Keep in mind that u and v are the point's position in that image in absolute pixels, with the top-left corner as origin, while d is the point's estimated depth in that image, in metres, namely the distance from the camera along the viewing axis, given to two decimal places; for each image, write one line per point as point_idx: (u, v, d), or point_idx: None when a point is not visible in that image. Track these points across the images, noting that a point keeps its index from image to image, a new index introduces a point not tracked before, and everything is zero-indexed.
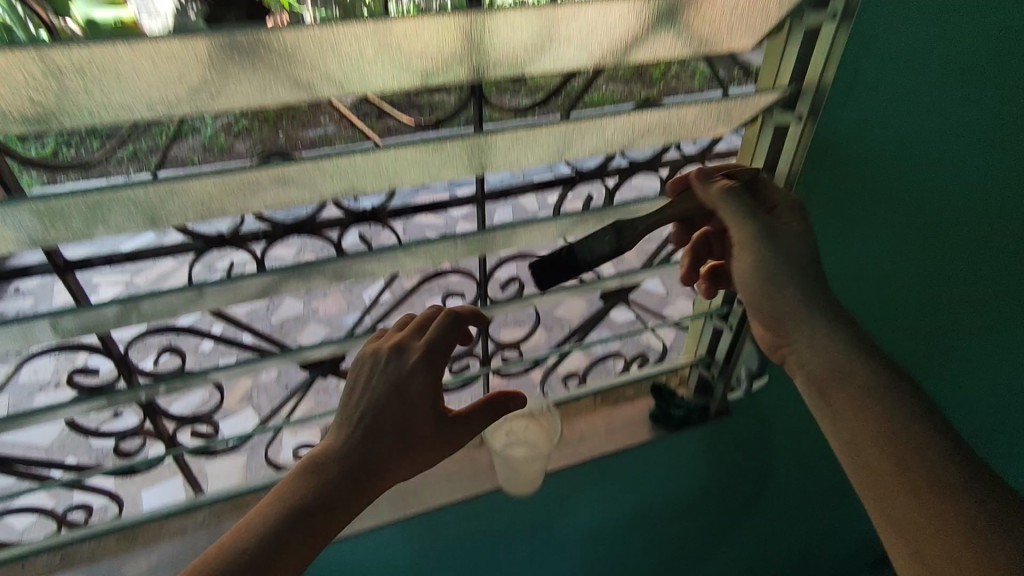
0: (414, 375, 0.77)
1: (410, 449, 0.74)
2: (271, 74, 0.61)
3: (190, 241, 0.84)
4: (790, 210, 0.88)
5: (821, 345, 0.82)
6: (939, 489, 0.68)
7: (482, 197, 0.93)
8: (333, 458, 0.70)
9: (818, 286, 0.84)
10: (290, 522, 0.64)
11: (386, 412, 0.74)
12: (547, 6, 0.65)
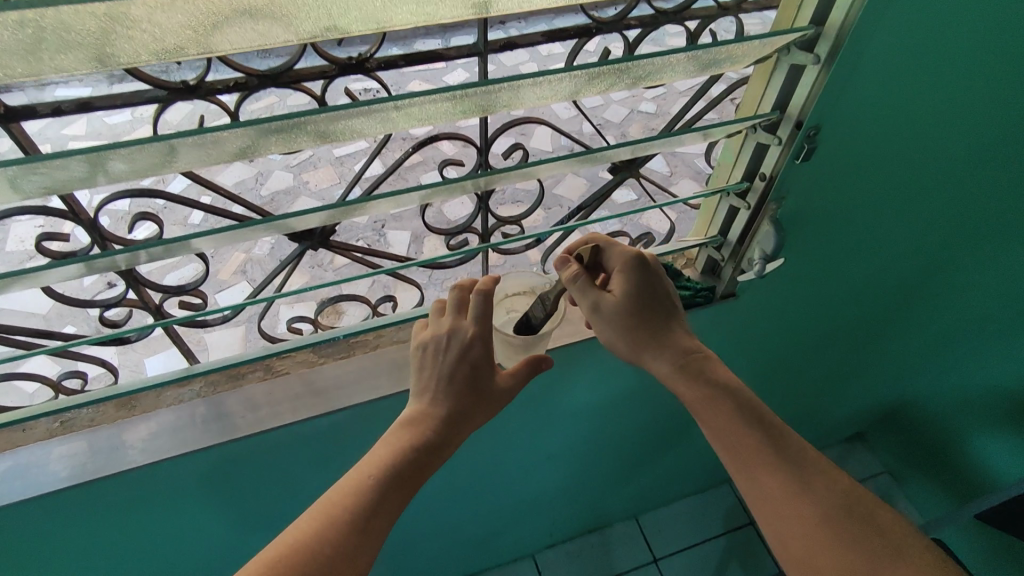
0: (480, 368, 0.91)
1: (484, 394, 0.92)
2: None
3: (151, 89, 0.73)
4: (626, 273, 0.96)
5: (649, 330, 0.96)
6: (782, 476, 0.87)
7: (485, 50, 0.83)
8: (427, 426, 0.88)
9: (640, 318, 0.96)
10: (401, 482, 0.83)
11: (461, 366, 0.91)
12: None
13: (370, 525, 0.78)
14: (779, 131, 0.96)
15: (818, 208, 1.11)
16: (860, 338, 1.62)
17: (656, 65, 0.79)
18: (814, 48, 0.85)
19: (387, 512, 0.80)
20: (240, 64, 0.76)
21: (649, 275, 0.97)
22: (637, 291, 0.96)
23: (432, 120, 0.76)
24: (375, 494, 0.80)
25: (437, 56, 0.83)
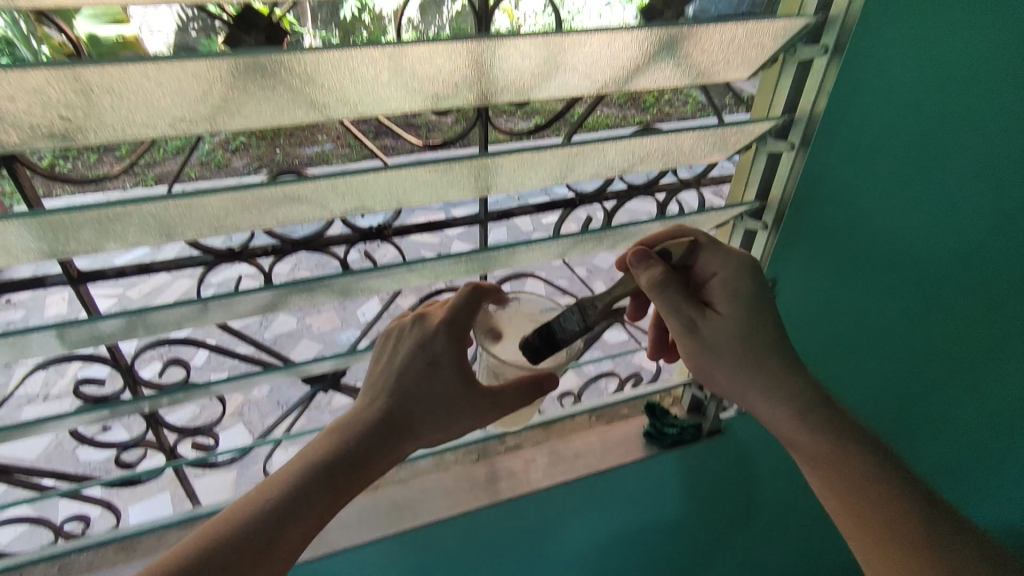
0: (435, 375, 0.83)
1: (444, 408, 0.83)
2: (292, 98, 0.65)
3: (200, 255, 0.83)
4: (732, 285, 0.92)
5: (776, 363, 0.89)
6: (897, 541, 0.83)
7: (485, 217, 0.94)
8: (372, 429, 0.80)
9: (752, 348, 0.90)
10: (296, 506, 0.73)
11: (422, 369, 0.83)
12: (555, 36, 0.69)
13: (257, 559, 0.70)
14: None
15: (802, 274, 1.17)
16: (960, 469, 1.32)
17: (632, 231, 0.96)
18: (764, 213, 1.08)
19: (272, 549, 0.71)
20: (278, 232, 0.85)
21: (762, 300, 0.92)
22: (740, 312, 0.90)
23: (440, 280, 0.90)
24: (273, 509, 0.73)
25: (444, 223, 0.94)
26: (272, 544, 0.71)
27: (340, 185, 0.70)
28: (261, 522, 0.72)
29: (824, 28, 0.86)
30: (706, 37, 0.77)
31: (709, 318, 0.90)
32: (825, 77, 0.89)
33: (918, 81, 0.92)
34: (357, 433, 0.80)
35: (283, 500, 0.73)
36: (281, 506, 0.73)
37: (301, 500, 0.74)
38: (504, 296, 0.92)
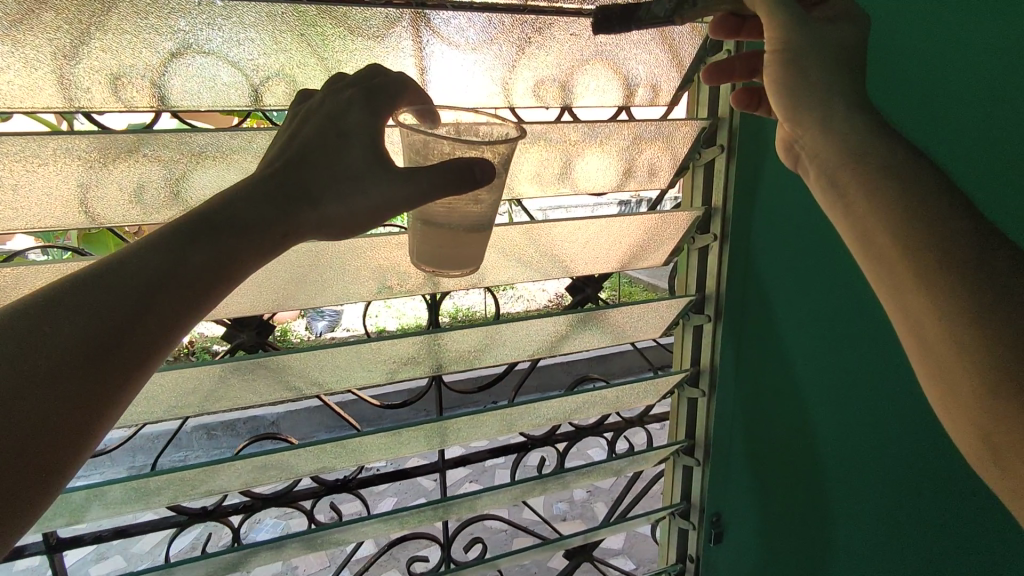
0: (344, 138, 0.63)
1: (333, 177, 0.63)
2: (271, 383, 0.83)
3: (174, 515, 0.88)
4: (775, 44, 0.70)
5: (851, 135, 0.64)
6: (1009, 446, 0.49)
7: (441, 465, 1.01)
8: (210, 212, 0.60)
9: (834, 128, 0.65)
10: (146, 267, 0.56)
11: (279, 184, 0.61)
12: (491, 325, 0.93)
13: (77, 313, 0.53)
14: (692, 517, 1.08)
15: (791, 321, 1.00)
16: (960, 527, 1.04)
17: (587, 472, 1.09)
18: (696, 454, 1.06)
19: (106, 296, 0.54)
20: (251, 490, 0.92)
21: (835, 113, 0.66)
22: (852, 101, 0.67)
23: (406, 525, 1.04)
24: (127, 257, 0.57)
25: (404, 473, 1.00)
26: (106, 301, 0.54)
27: (326, 449, 0.89)
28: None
29: (705, 301, 1.00)
30: (612, 313, 0.98)
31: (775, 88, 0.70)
32: (716, 339, 1.00)
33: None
34: (171, 238, 0.58)
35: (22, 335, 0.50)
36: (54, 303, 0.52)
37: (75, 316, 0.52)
38: (432, 107, 0.66)
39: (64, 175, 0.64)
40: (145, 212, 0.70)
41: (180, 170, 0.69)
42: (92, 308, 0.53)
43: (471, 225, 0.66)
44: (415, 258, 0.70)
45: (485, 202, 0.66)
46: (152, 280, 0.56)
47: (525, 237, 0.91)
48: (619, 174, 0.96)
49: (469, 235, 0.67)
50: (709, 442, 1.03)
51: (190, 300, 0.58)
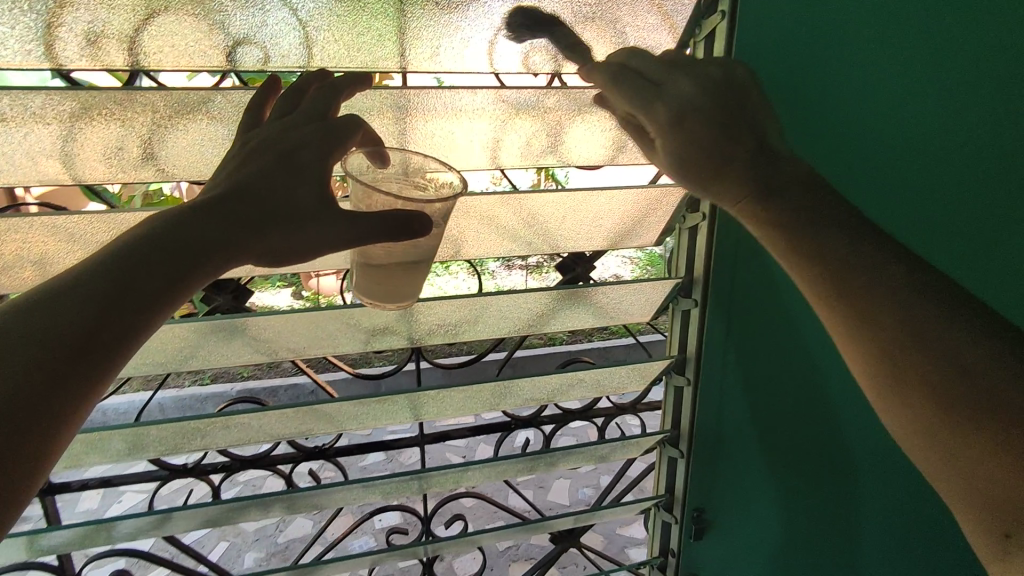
0: (296, 168, 0.60)
1: (282, 209, 0.59)
2: (246, 347, 0.84)
3: (158, 470, 0.92)
4: (673, 74, 0.71)
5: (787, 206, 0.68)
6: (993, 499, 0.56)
7: (420, 439, 1.00)
8: (151, 242, 0.56)
9: (756, 183, 0.69)
10: (80, 304, 0.52)
11: (224, 219, 0.57)
12: (475, 298, 0.91)
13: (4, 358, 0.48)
14: (674, 511, 1.02)
15: (758, 341, 0.94)
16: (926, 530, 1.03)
17: (572, 455, 1.07)
18: (679, 445, 1.00)
19: (37, 338, 0.50)
20: (229, 451, 0.95)
21: (769, 167, 0.69)
22: (775, 147, 0.71)
23: (387, 493, 1.05)
24: (58, 292, 0.52)
25: (383, 444, 1.00)
26: (38, 343, 0.50)
27: (297, 413, 0.89)
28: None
29: (694, 285, 0.93)
30: (598, 292, 0.95)
31: (664, 135, 0.70)
32: (704, 327, 0.92)
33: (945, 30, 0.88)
34: (106, 273, 0.54)
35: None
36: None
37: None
38: (384, 148, 0.68)
39: (35, 130, 0.66)
40: (121, 170, 0.73)
41: (149, 129, 0.69)
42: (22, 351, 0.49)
43: (408, 259, 0.66)
44: (355, 290, 0.70)
45: (425, 244, 0.66)
46: (78, 333, 0.51)
47: (511, 210, 0.88)
48: (609, 148, 0.93)
49: (410, 272, 0.67)
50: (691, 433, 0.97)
51: (117, 352, 0.53)
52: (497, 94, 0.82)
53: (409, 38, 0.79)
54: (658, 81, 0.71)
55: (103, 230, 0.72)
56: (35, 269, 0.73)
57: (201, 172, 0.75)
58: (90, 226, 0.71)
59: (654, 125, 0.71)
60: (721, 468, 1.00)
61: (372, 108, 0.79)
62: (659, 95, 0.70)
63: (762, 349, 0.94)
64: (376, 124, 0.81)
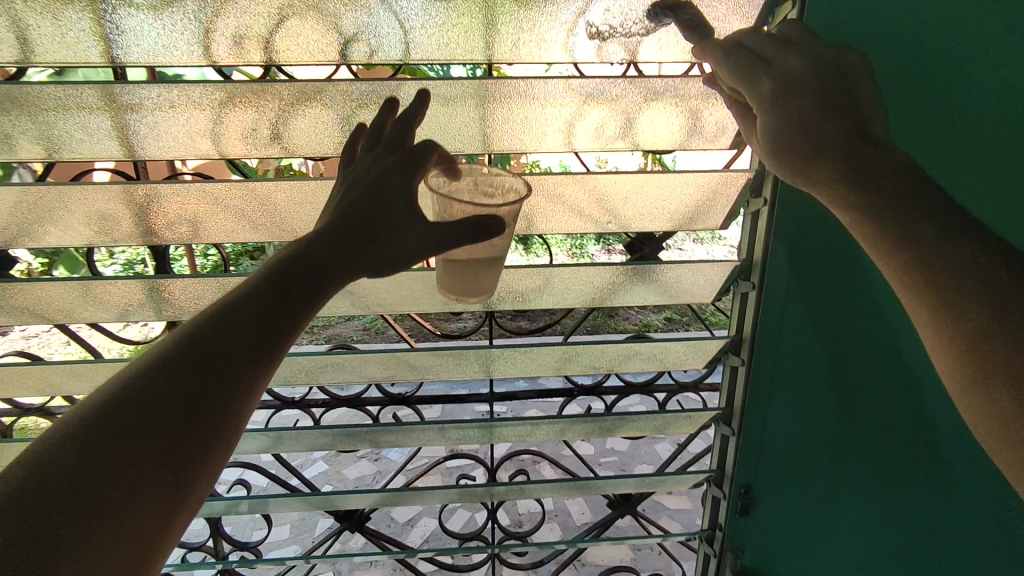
0: (390, 190, 0.69)
1: (382, 226, 0.68)
2: (347, 300, 1.00)
3: (272, 399, 1.09)
4: (784, 53, 0.71)
5: (872, 182, 0.64)
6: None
7: (489, 396, 1.11)
8: (293, 259, 0.67)
9: (846, 161, 0.66)
10: (246, 314, 0.64)
11: (337, 238, 0.67)
12: (544, 269, 1.00)
13: (199, 364, 0.62)
14: (723, 487, 1.09)
15: (815, 330, 0.94)
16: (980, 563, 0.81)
17: (629, 422, 1.15)
18: (730, 423, 1.06)
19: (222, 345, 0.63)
20: (329, 390, 1.10)
21: (871, 149, 0.66)
22: (876, 136, 0.68)
23: (462, 439, 1.19)
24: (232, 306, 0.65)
25: (457, 396, 1.13)
26: (224, 351, 0.63)
27: (382, 357, 1.03)
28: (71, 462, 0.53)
29: (752, 267, 0.96)
30: (662, 270, 1.00)
31: (764, 108, 0.71)
32: (759, 310, 0.96)
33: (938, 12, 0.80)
34: (263, 288, 0.66)
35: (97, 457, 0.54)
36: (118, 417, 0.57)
37: (156, 416, 0.59)
38: (455, 160, 0.75)
39: (193, 115, 0.87)
40: (255, 147, 0.91)
41: (276, 113, 0.88)
42: (213, 357, 0.63)
43: (481, 259, 0.74)
44: (439, 285, 0.79)
45: (499, 245, 0.75)
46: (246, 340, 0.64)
47: (582, 187, 0.96)
48: (682, 130, 0.96)
49: (483, 269, 0.76)
50: (741, 412, 1.03)
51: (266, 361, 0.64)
52: (570, 83, 0.89)
53: (495, 32, 0.89)
54: (768, 61, 0.72)
55: (237, 195, 0.91)
56: (191, 225, 0.94)
57: (315, 147, 0.92)
58: (232, 191, 0.90)
59: (753, 101, 0.72)
60: (771, 449, 1.05)
61: (460, 95, 0.91)
62: (767, 72, 0.71)
63: (811, 342, 0.96)
64: (463, 111, 0.93)
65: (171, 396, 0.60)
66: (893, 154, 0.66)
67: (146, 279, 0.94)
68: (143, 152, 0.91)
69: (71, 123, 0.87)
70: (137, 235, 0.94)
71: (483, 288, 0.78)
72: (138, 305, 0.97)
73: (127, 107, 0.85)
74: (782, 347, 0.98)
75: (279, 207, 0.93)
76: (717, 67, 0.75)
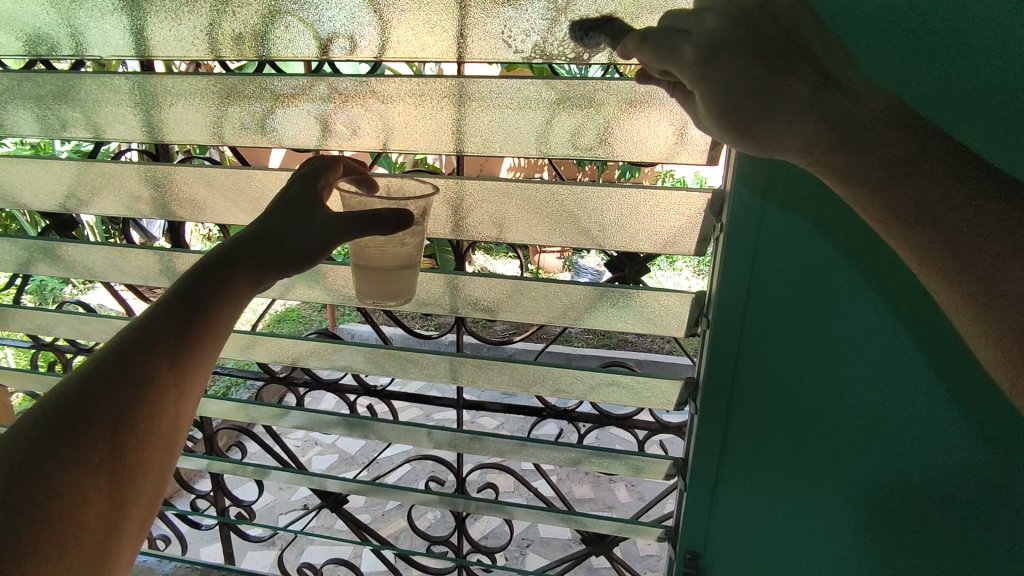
0: (304, 200, 0.76)
1: (297, 225, 0.74)
2: (321, 290, 1.02)
3: (265, 372, 1.18)
4: (698, 14, 0.58)
5: (870, 151, 0.57)
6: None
7: (455, 402, 1.10)
8: (220, 261, 0.70)
9: (828, 125, 0.57)
10: (175, 311, 0.67)
11: (258, 240, 0.72)
12: (510, 280, 0.92)
13: (133, 364, 0.64)
14: (674, 545, 1.00)
15: (774, 380, 0.86)
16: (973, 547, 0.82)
17: (602, 465, 1.01)
18: (684, 476, 0.95)
19: (154, 342, 0.65)
20: (313, 371, 1.17)
21: (843, 102, 0.57)
22: (845, 78, 0.58)
23: (438, 445, 1.16)
24: (159, 307, 0.67)
25: (429, 398, 1.13)
26: (161, 347, 0.65)
27: (356, 351, 1.04)
28: (53, 426, 0.59)
29: (712, 303, 0.85)
30: (640, 295, 0.87)
31: (700, 81, 0.59)
32: (716, 354, 0.86)
33: (994, 10, 0.68)
34: (189, 287, 0.69)
35: (78, 420, 0.60)
36: (98, 381, 0.62)
37: (92, 414, 0.61)
38: (368, 176, 0.83)
39: (195, 103, 0.94)
40: (248, 135, 0.96)
41: (263, 106, 0.92)
42: (144, 352, 0.65)
43: (395, 262, 0.80)
44: (358, 292, 0.84)
45: (412, 243, 0.80)
46: (178, 333, 0.66)
47: (554, 199, 0.87)
48: (669, 138, 0.84)
49: (399, 271, 0.81)
50: (693, 459, 0.91)
51: (197, 350, 0.67)
52: (544, 85, 0.83)
53: (463, 26, 0.84)
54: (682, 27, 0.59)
55: (228, 181, 0.97)
56: (192, 206, 1.02)
57: (298, 140, 0.95)
58: (224, 176, 0.97)
59: (685, 77, 0.59)
60: (724, 509, 0.94)
61: (434, 96, 0.87)
62: (689, 40, 0.58)
63: (780, 396, 0.86)
64: (441, 111, 0.88)
65: (102, 394, 0.62)
66: (875, 105, 0.57)
67: (156, 249, 1.05)
68: (153, 134, 0.99)
69: (97, 106, 0.98)
70: (149, 210, 1.04)
71: (406, 289, 0.83)
72: (153, 273, 1.09)
73: (141, 95, 0.95)
74: (739, 400, 0.88)
75: (262, 194, 0.97)
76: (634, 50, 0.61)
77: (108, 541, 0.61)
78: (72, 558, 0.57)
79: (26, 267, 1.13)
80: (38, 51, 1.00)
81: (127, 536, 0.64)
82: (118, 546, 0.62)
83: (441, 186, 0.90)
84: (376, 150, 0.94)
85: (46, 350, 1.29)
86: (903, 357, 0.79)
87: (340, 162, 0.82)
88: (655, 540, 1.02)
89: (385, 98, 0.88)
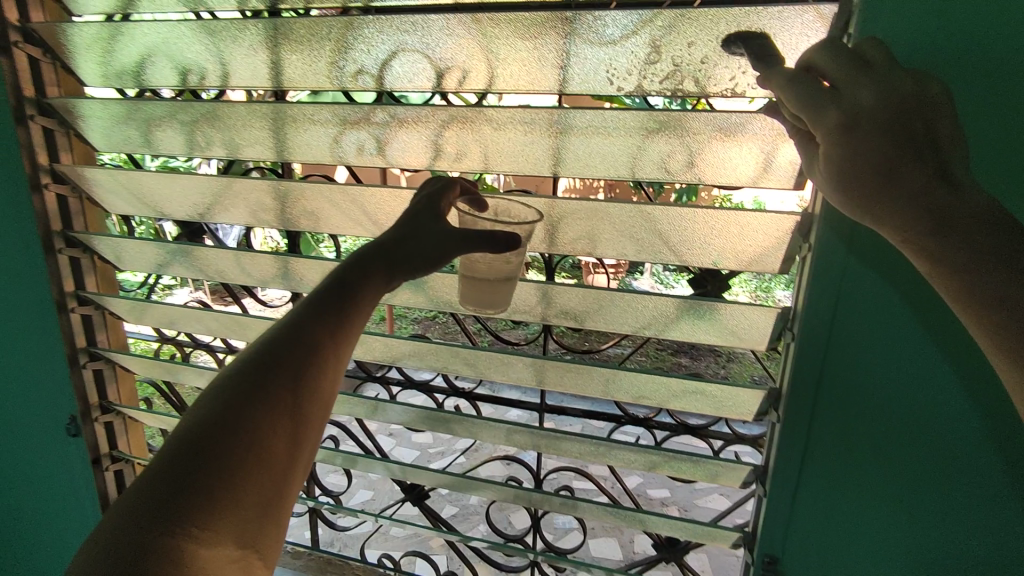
0: (434, 211, 0.87)
1: (429, 232, 0.84)
2: (423, 294, 1.13)
3: (364, 371, 1.29)
4: (856, 80, 0.64)
5: (958, 237, 0.62)
6: None
7: (539, 405, 1.18)
8: (364, 258, 0.82)
9: (928, 211, 0.62)
10: (332, 297, 0.78)
11: (396, 241, 0.83)
12: (599, 291, 0.99)
13: (301, 337, 0.74)
14: (752, 552, 1.03)
15: (857, 400, 0.89)
16: None
17: (679, 469, 1.07)
18: (763, 483, 1.00)
19: (317, 320, 0.76)
20: (405, 371, 1.27)
21: (950, 194, 0.62)
22: (959, 173, 0.63)
23: (519, 444, 1.23)
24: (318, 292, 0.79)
25: (513, 401, 1.20)
26: (323, 325, 0.76)
27: (452, 353, 1.14)
28: (242, 386, 0.70)
29: (795, 320, 0.90)
30: (724, 309, 0.93)
31: (830, 141, 0.64)
32: (798, 370, 0.90)
33: None
34: (340, 278, 0.80)
35: (262, 376, 0.71)
36: (276, 344, 0.74)
37: (271, 379, 0.71)
38: (480, 194, 0.92)
39: (324, 128, 1.07)
40: (369, 156, 1.08)
41: (384, 131, 1.04)
42: (310, 328, 0.75)
43: (499, 274, 0.89)
44: (461, 296, 0.94)
45: (514, 261, 0.89)
46: (335, 315, 0.77)
47: (646, 218, 0.94)
48: (757, 163, 0.91)
49: (502, 283, 0.90)
50: (773, 468, 0.96)
51: (349, 332, 0.77)
52: (640, 115, 0.91)
53: (569, 64, 0.93)
54: (836, 87, 0.65)
55: (347, 196, 1.09)
56: (314, 217, 1.15)
57: (410, 160, 1.06)
58: (344, 191, 1.09)
59: (820, 133, 0.65)
60: (803, 521, 0.98)
61: (537, 124, 0.96)
62: (833, 102, 0.64)
63: (860, 417, 0.90)
64: (543, 136, 0.97)
65: (279, 362, 0.72)
66: (974, 201, 0.61)
67: (278, 254, 1.18)
68: (284, 155, 1.12)
69: (237, 130, 1.12)
70: (276, 221, 1.17)
71: (505, 300, 0.93)
72: (274, 276, 1.22)
73: (277, 121, 1.08)
74: (820, 415, 0.92)
75: (377, 208, 1.09)
76: (782, 92, 0.68)
77: (286, 476, 0.70)
78: (264, 479, 0.67)
79: (164, 267, 1.28)
80: (191, 81, 1.15)
81: (301, 470, 0.72)
82: (294, 477, 0.71)
83: (541, 204, 0.99)
84: (482, 171, 1.04)
85: (168, 343, 1.44)
86: (982, 382, 0.81)
87: (454, 177, 0.92)
88: (730, 546, 1.06)
89: (495, 125, 0.98)
